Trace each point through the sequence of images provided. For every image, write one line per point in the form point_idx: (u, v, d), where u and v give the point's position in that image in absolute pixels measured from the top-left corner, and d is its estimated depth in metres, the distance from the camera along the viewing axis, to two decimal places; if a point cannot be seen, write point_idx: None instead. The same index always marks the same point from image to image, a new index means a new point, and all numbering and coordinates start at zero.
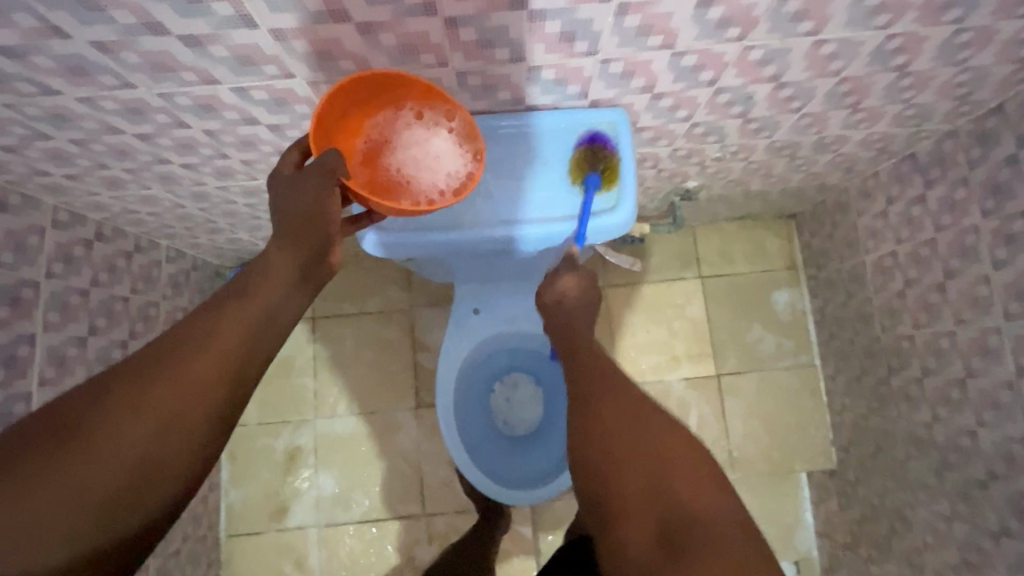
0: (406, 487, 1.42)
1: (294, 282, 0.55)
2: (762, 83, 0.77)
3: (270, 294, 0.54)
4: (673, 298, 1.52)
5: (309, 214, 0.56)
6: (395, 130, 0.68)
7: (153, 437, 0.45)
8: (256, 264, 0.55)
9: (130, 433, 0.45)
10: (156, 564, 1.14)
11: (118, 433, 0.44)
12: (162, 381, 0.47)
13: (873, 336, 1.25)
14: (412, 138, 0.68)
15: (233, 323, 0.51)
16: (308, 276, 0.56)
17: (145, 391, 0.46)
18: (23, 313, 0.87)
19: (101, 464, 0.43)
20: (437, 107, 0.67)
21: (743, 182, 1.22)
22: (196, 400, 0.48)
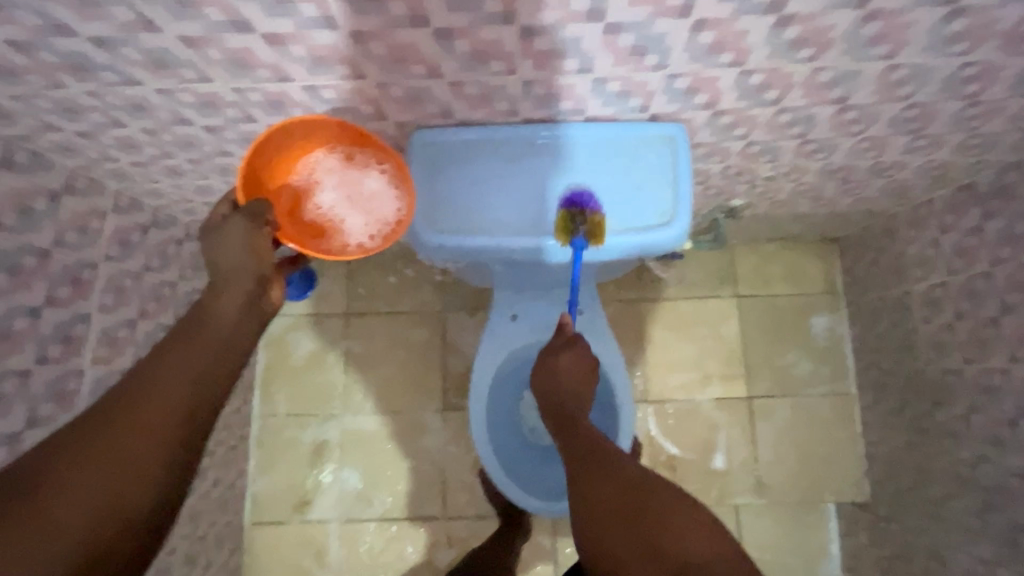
0: (429, 489, 1.43)
1: (238, 313, 0.63)
2: (827, 105, 0.76)
3: (214, 336, 0.61)
4: (708, 316, 1.50)
5: (240, 263, 0.64)
6: (324, 172, 0.75)
7: (140, 443, 0.53)
8: (199, 309, 0.62)
9: (123, 444, 0.53)
10: (183, 547, 1.16)
11: (114, 445, 0.52)
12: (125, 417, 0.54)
13: (917, 368, 1.22)
14: (339, 181, 0.75)
15: (178, 362, 0.58)
16: (251, 313, 0.64)
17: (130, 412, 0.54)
18: (82, 293, 0.90)
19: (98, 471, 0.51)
20: (368, 153, 0.74)
21: (790, 203, 1.20)
22: (170, 410, 0.56)
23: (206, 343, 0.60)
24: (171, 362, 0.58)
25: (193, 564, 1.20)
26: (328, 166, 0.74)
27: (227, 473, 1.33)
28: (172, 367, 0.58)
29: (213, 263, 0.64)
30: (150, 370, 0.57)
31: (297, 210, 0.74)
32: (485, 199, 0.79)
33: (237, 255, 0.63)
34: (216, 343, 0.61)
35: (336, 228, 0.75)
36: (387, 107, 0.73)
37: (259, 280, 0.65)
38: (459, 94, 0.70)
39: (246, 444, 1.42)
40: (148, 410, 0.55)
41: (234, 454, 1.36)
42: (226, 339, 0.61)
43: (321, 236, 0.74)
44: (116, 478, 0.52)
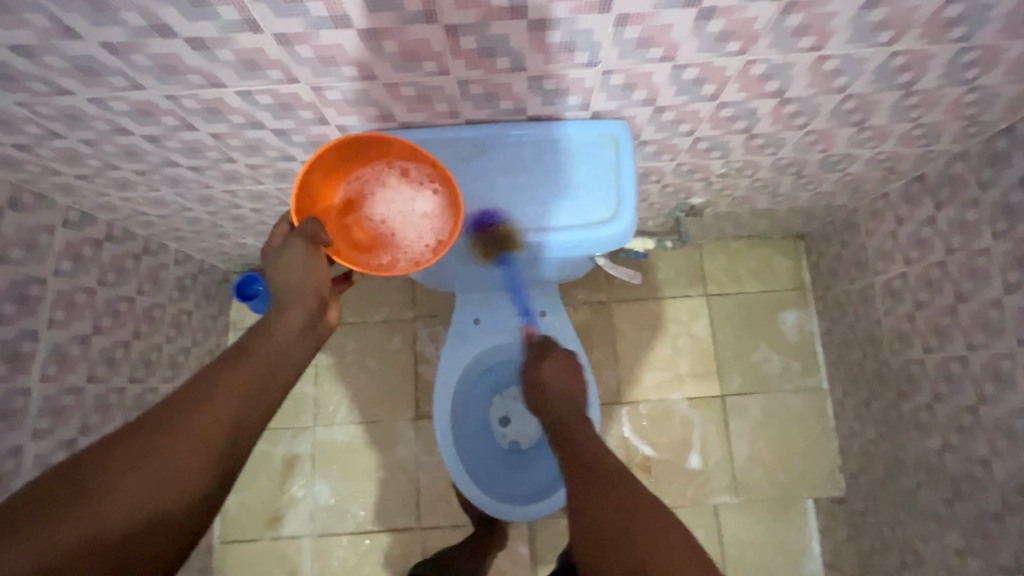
0: (403, 500, 1.41)
1: (293, 340, 0.65)
2: (765, 98, 0.77)
3: (267, 357, 0.63)
4: (678, 316, 1.50)
5: (303, 282, 0.67)
6: (380, 184, 0.76)
7: (186, 446, 0.54)
8: (257, 328, 0.65)
9: (167, 447, 0.54)
10: None
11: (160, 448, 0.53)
12: (169, 432, 0.54)
13: (883, 359, 1.22)
14: (392, 195, 0.76)
15: (243, 368, 0.61)
16: (308, 334, 0.68)
17: (185, 416, 0.55)
18: (29, 309, 0.88)
19: (144, 468, 0.52)
20: (422, 168, 0.74)
21: (750, 199, 1.21)
22: (220, 418, 0.57)
23: (263, 362, 0.62)
24: (226, 380, 0.59)
25: None
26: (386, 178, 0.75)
27: None
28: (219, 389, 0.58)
29: (277, 281, 0.67)
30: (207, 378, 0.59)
31: (350, 218, 0.76)
32: None
33: (297, 270, 0.66)
34: (269, 359, 0.63)
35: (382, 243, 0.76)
36: (326, 111, 0.73)
37: (320, 301, 0.68)
38: (397, 97, 0.70)
39: None
40: (201, 418, 0.56)
41: None
42: (279, 359, 0.64)
43: (361, 248, 0.75)
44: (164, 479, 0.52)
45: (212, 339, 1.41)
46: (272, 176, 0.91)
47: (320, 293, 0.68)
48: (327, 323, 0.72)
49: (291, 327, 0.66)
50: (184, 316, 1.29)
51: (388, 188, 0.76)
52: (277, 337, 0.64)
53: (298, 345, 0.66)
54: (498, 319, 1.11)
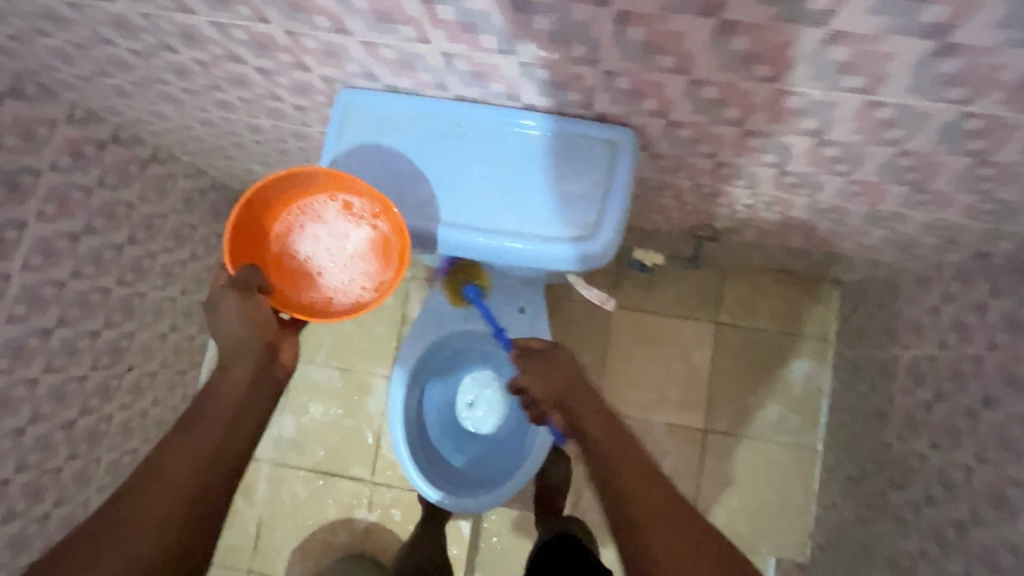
0: (362, 451, 1.43)
1: (248, 393, 0.64)
2: (800, 135, 0.66)
3: (224, 412, 0.62)
4: (680, 338, 1.40)
5: (243, 334, 0.66)
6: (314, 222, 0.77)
7: (147, 533, 0.52)
8: (205, 391, 0.64)
9: (128, 538, 0.51)
10: (110, 457, 1.20)
11: (120, 543, 0.51)
12: (137, 506, 0.53)
13: (884, 440, 1.11)
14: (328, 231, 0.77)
15: (193, 438, 0.59)
16: (262, 382, 0.67)
17: (141, 506, 0.53)
18: (18, 198, 0.90)
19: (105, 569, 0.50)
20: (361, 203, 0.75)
21: (781, 236, 1.09)
22: (180, 492, 0.55)
23: (220, 418, 0.61)
24: (184, 441, 0.59)
25: (117, 474, 1.23)
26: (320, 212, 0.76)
27: (171, 396, 1.37)
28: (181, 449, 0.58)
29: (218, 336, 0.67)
30: (160, 461, 0.57)
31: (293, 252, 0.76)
32: (403, 178, 0.72)
33: (234, 326, 0.66)
34: (226, 416, 0.62)
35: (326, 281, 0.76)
36: (306, 58, 0.67)
37: (267, 346, 0.68)
38: (377, 57, 0.64)
39: (197, 370, 1.45)
40: (156, 499, 0.54)
41: (182, 378, 1.40)
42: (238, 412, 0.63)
43: (302, 288, 0.76)
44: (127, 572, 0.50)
45: (213, 255, 1.43)
46: (264, 112, 0.87)
47: (265, 340, 0.67)
48: (284, 369, 0.70)
49: (241, 381, 0.65)
50: (187, 229, 1.31)
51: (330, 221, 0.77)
52: (228, 391, 0.64)
53: (256, 395, 0.65)
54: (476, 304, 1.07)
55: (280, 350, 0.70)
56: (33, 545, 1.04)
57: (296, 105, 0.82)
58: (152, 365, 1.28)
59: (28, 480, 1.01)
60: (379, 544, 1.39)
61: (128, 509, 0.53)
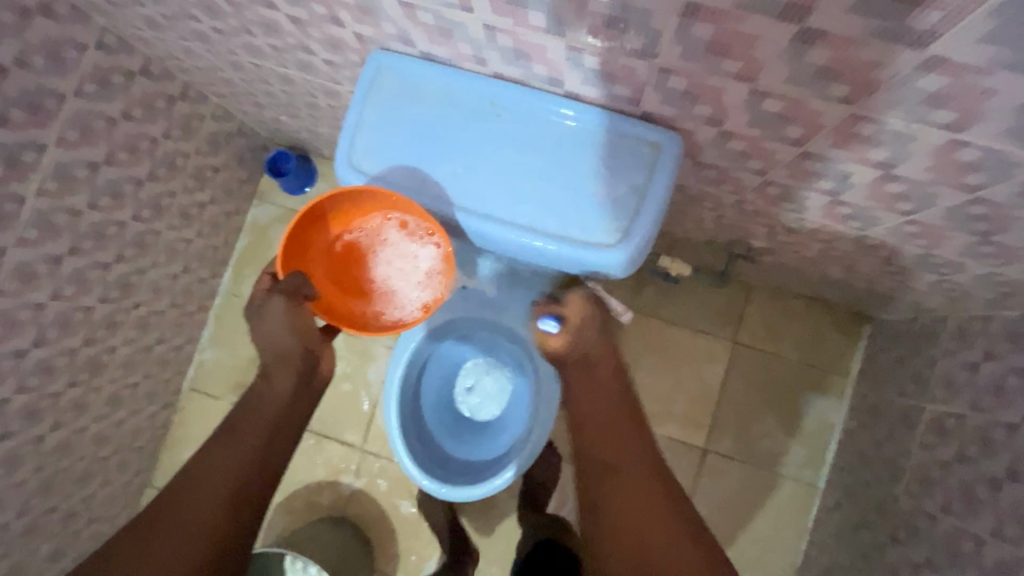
0: (355, 417, 1.43)
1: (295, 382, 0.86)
2: (865, 165, 0.59)
3: (275, 401, 0.84)
4: (693, 353, 1.35)
5: (286, 339, 0.85)
6: (383, 241, 0.85)
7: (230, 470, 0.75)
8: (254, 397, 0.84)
9: (216, 475, 0.74)
10: (111, 389, 1.21)
11: (210, 477, 0.74)
12: (226, 452, 0.77)
13: (892, 493, 1.05)
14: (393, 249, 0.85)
15: (259, 412, 0.82)
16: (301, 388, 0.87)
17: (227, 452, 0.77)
18: (40, 120, 0.88)
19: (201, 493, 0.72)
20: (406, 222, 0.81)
21: (820, 264, 1.02)
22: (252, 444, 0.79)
23: (261, 419, 0.81)
24: (233, 437, 0.79)
25: (116, 406, 1.24)
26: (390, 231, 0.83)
27: (176, 335, 1.37)
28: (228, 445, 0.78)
29: (267, 338, 0.86)
30: (236, 428, 0.80)
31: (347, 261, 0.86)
32: (428, 153, 0.68)
33: (283, 332, 0.84)
34: (282, 399, 0.84)
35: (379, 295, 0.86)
36: (341, 13, 0.63)
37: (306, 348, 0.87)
38: (415, 20, 0.59)
39: (205, 314, 1.46)
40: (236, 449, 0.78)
41: (189, 319, 1.40)
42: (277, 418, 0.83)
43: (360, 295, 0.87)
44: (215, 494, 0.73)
45: (234, 200, 1.42)
46: (294, 63, 0.83)
47: (305, 347, 0.86)
48: (321, 375, 0.91)
49: (281, 389, 0.85)
50: (209, 171, 1.29)
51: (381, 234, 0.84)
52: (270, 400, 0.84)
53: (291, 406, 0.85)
54: (488, 290, 1.04)
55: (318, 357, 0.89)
56: (26, 464, 1.06)
57: (327, 61, 0.78)
58: (160, 304, 1.28)
59: (26, 402, 1.02)
60: (360, 509, 1.40)
61: (220, 456, 0.77)
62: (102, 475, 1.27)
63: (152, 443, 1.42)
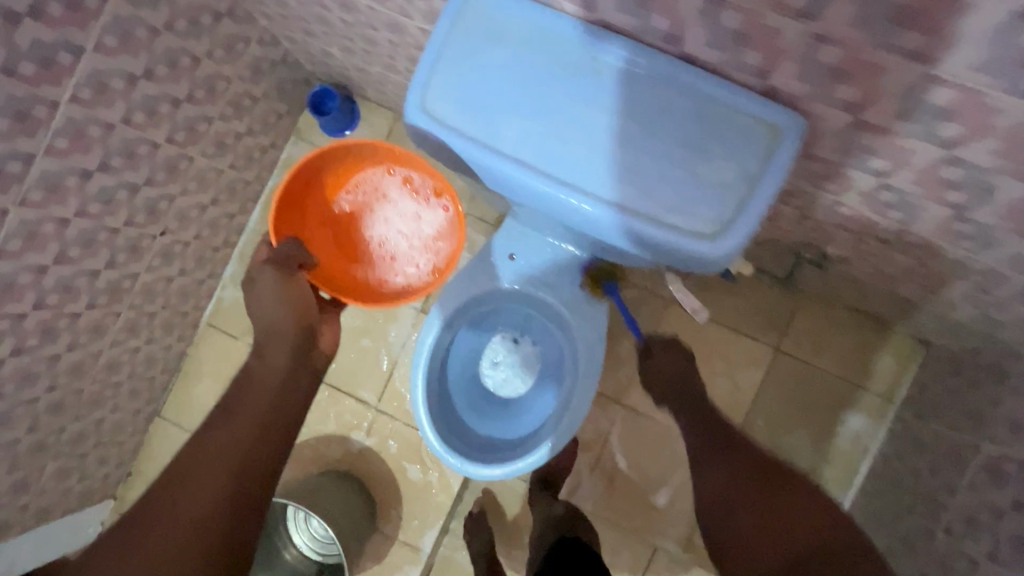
0: (372, 375, 1.39)
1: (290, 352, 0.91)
2: (1019, 180, 0.51)
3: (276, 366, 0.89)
4: (731, 356, 1.29)
5: (276, 314, 0.92)
6: (378, 208, 1.15)
7: (248, 419, 0.82)
8: (243, 388, 0.86)
9: (232, 428, 0.80)
10: (129, 316, 1.17)
11: (226, 430, 0.80)
12: (240, 408, 0.83)
13: (928, 529, 1.00)
14: (394, 219, 1.15)
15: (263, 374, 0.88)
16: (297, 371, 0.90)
17: (241, 408, 0.84)
18: (78, 20, 0.80)
19: (220, 440, 0.78)
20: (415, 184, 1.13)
21: (896, 282, 0.94)
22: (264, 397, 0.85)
23: (254, 402, 0.84)
24: (224, 432, 0.80)
25: (133, 334, 1.21)
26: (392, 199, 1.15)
27: (199, 269, 1.32)
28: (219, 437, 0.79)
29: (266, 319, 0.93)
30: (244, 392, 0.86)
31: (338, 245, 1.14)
32: (511, 106, 0.59)
33: (278, 306, 0.92)
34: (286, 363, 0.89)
35: (381, 267, 1.15)
36: None
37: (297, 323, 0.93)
38: None
39: (229, 250, 1.40)
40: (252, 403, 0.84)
41: (213, 254, 1.35)
42: (264, 413, 0.83)
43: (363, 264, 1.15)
44: (234, 438, 0.79)
45: (270, 135, 1.34)
46: None
47: (301, 322, 0.93)
48: (320, 354, 0.95)
49: (272, 372, 0.88)
50: (249, 100, 1.21)
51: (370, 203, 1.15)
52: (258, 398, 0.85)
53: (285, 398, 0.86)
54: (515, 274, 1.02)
55: (314, 335, 0.94)
56: (38, 382, 1.03)
57: None
58: (186, 235, 1.23)
59: (44, 320, 0.98)
60: (367, 468, 1.38)
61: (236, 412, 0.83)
62: (113, 401, 1.25)
63: (164, 374, 1.39)
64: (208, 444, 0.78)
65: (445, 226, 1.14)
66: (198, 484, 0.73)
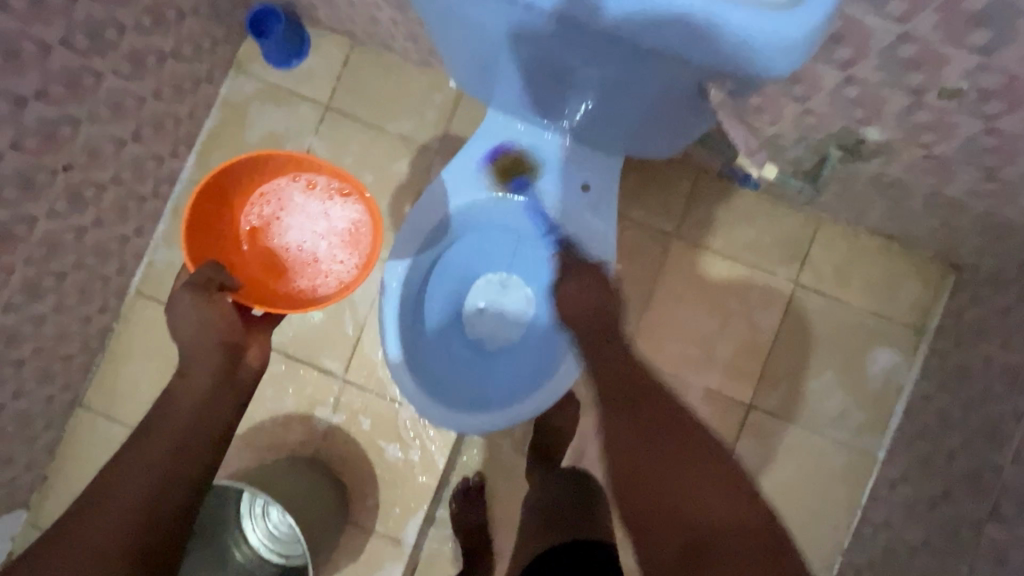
0: (338, 341, 1.19)
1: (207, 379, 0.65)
2: None
3: (194, 393, 0.64)
4: (745, 292, 1.14)
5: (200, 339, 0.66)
6: (289, 208, 0.89)
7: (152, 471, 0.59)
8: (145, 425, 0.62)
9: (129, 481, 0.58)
10: (27, 273, 0.95)
11: (122, 483, 0.57)
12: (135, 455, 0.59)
13: (992, 462, 0.86)
14: (304, 223, 0.89)
15: (179, 400, 0.64)
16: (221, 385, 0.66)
17: (138, 447, 0.60)
18: None
19: (113, 500, 0.56)
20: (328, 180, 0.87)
21: (943, 171, 0.81)
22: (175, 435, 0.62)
23: (153, 450, 0.60)
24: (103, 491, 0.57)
25: (36, 298, 0.98)
26: (289, 211, 0.88)
27: (122, 221, 1.11)
28: (101, 521, 0.55)
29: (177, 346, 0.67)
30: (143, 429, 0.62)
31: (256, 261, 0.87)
32: None
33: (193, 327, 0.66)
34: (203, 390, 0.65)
35: (304, 273, 0.89)
36: None
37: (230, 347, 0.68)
38: None
39: (161, 202, 1.19)
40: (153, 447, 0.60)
41: (140, 205, 1.14)
42: (169, 461, 0.60)
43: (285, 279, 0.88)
44: (127, 499, 0.57)
45: (204, 63, 1.14)
46: None
47: (223, 343, 0.67)
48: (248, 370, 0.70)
49: (184, 409, 0.63)
50: (174, 12, 1.02)
51: (282, 206, 0.89)
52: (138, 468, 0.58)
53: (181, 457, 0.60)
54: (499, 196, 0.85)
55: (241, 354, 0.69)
56: None
57: None
58: (101, 176, 1.02)
59: None
60: (336, 449, 1.18)
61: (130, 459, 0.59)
62: (15, 384, 1.01)
63: (85, 353, 1.16)
64: (86, 511, 0.56)
65: (353, 224, 0.88)
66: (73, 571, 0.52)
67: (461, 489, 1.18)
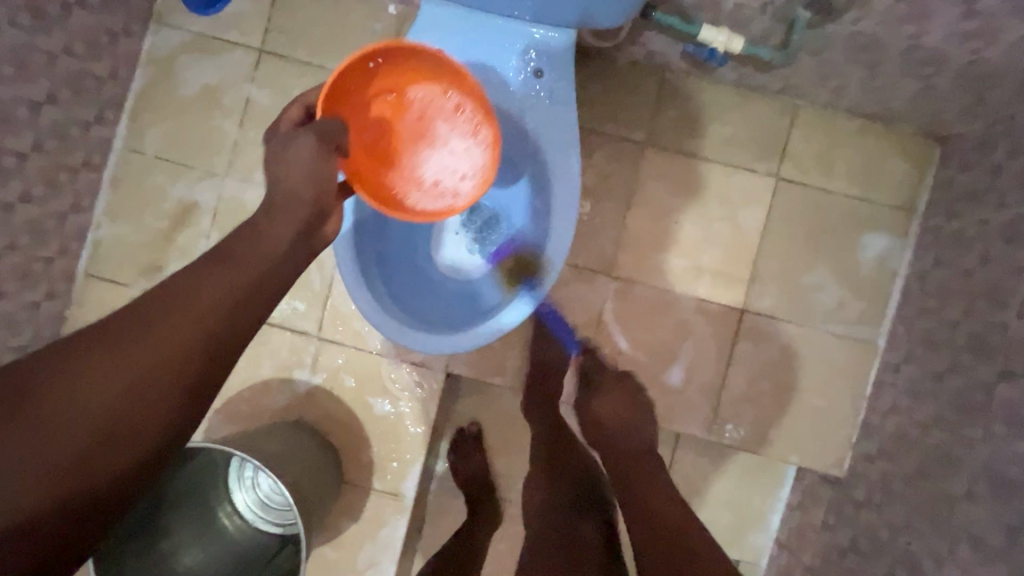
0: (306, 299, 1.13)
1: (279, 249, 0.54)
2: None
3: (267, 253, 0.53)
4: (726, 193, 1.09)
5: (301, 185, 0.56)
6: (434, 115, 0.74)
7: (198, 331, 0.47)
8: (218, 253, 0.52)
9: (166, 331, 0.46)
10: None
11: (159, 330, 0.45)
12: (186, 294, 0.48)
13: (998, 322, 0.82)
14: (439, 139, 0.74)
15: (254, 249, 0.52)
16: (300, 250, 0.56)
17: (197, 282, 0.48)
18: None
19: (146, 344, 0.45)
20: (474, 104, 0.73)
21: (921, 13, 0.74)
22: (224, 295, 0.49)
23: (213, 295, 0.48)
24: (146, 327, 0.45)
25: None
26: (429, 120, 0.74)
27: (53, 196, 1.01)
28: (133, 353, 0.44)
29: (271, 188, 0.56)
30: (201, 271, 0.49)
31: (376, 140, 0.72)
32: None
33: (296, 177, 0.56)
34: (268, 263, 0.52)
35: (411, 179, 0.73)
36: None
37: (317, 210, 0.57)
38: None
39: (95, 174, 1.11)
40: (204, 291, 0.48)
41: (71, 178, 1.05)
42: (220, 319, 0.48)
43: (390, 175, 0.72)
44: (159, 350, 0.45)
45: (118, 15, 1.04)
46: None
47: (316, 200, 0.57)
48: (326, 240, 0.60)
49: (259, 255, 0.52)
50: None
51: (426, 104, 0.74)
52: (195, 308, 0.47)
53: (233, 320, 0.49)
54: None
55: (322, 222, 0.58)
56: None
57: None
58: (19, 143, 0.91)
59: None
60: (321, 411, 1.13)
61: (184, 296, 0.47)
62: None
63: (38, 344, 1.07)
64: (118, 344, 0.44)
65: (489, 164, 0.72)
66: (74, 406, 0.42)
67: (458, 439, 1.16)
